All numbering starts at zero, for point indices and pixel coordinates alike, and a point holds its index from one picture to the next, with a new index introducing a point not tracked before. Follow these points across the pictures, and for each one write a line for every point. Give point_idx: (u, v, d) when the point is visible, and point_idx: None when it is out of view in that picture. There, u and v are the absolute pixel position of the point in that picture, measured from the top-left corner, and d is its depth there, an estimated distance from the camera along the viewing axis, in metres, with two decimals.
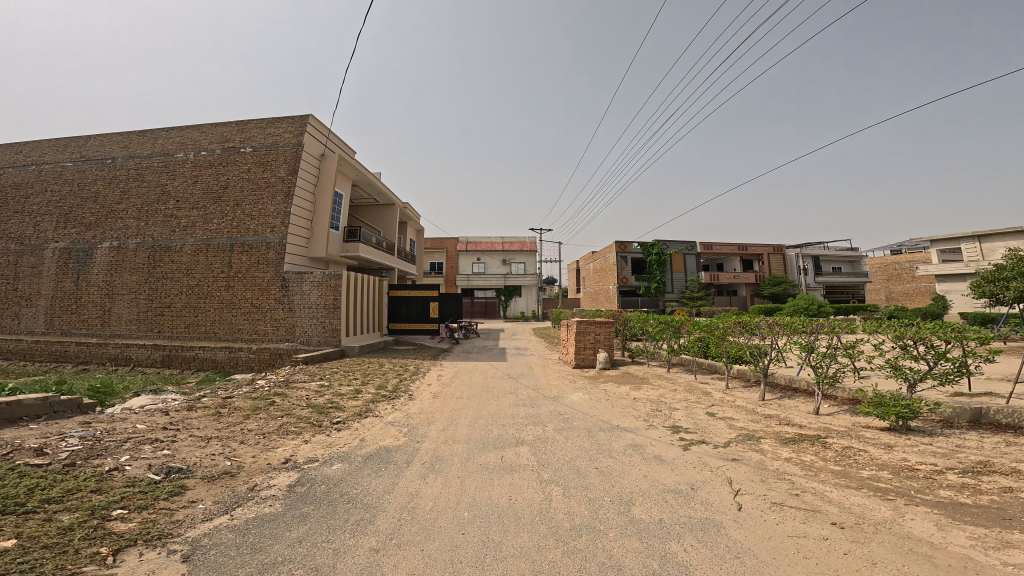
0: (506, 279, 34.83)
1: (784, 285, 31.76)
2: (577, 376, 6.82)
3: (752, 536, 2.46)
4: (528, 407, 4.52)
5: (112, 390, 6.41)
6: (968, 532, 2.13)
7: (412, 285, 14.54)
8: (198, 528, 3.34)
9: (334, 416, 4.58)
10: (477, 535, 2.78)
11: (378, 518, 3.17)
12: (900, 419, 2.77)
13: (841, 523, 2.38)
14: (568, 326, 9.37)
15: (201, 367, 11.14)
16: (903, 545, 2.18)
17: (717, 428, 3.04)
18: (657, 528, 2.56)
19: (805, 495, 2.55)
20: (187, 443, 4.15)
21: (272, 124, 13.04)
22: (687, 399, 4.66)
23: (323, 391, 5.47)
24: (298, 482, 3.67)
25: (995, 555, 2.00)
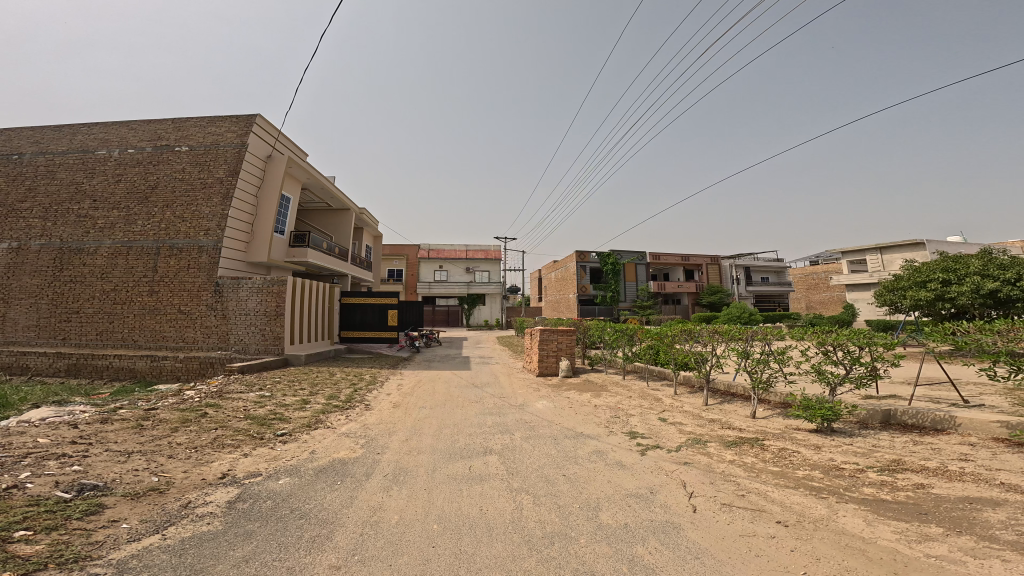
0: (467, 288, 35.12)
1: (721, 294, 34.18)
2: (540, 385, 7.00)
3: (708, 536, 2.66)
4: (494, 415, 4.62)
5: (7, 401, 5.87)
6: (893, 527, 2.49)
7: (368, 292, 14.20)
8: (123, 550, 3.02)
9: (277, 427, 4.73)
10: (450, 548, 2.89)
11: (336, 534, 3.18)
12: (825, 421, 3.05)
13: (785, 522, 2.65)
14: (531, 335, 9.62)
15: (115, 377, 10.02)
16: (840, 540, 2.50)
17: (669, 433, 3.38)
18: (623, 533, 2.73)
19: (750, 495, 2.80)
20: (102, 459, 3.82)
21: (213, 124, 12.88)
22: (640, 405, 5.03)
23: (261, 402, 5.41)
24: (238, 498, 3.54)
25: (918, 547, 2.37)
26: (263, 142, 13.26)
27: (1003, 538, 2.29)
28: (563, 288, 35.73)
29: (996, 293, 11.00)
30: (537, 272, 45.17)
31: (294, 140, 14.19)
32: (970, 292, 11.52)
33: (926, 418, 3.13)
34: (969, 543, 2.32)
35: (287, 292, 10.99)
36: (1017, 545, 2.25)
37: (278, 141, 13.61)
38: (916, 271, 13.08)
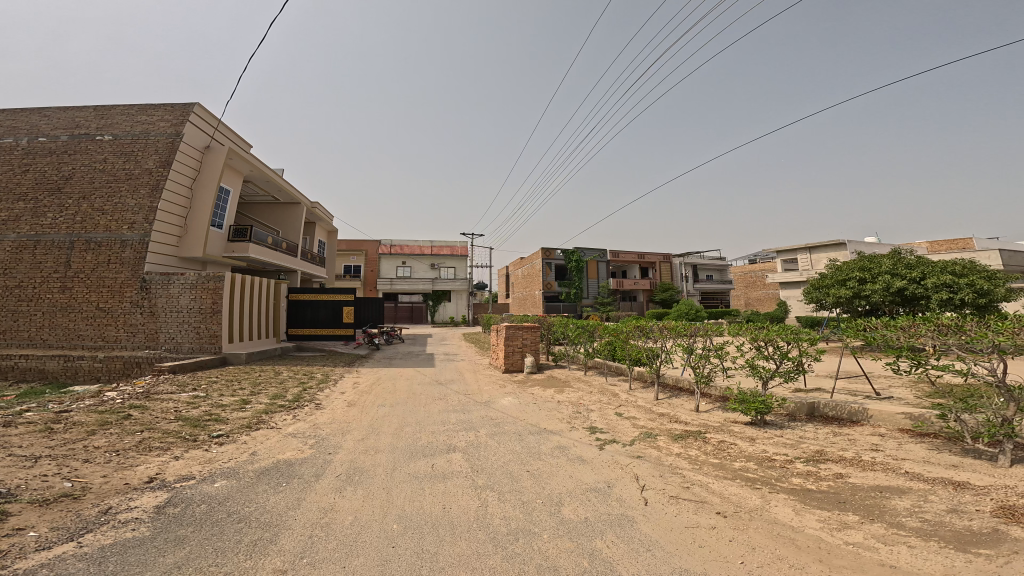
0: (433, 284, 34.85)
1: (672, 292, 36.40)
2: (505, 381, 7.21)
3: (656, 528, 2.82)
4: (458, 416, 4.81)
5: None
6: (817, 516, 2.79)
7: (320, 289, 14.12)
8: (34, 558, 2.70)
9: (214, 429, 4.65)
10: (412, 548, 2.94)
11: (281, 537, 3.13)
12: (758, 412, 3.37)
13: (724, 512, 2.89)
14: (496, 330, 9.97)
15: (24, 379, 9.43)
16: (772, 529, 2.76)
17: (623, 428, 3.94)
18: (583, 527, 2.88)
19: (694, 487, 3.06)
20: (7, 464, 3.53)
21: (144, 112, 12.22)
22: (601, 402, 5.42)
23: (195, 404, 5.40)
24: (168, 502, 3.39)
25: (839, 535, 2.67)
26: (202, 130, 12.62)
27: (908, 525, 2.65)
28: (529, 284, 36.59)
29: (903, 288, 12.50)
30: (504, 270, 46.20)
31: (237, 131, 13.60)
32: (882, 287, 12.94)
33: (843, 411, 3.74)
34: (882, 530, 2.65)
35: (224, 288, 10.67)
36: (919, 531, 2.61)
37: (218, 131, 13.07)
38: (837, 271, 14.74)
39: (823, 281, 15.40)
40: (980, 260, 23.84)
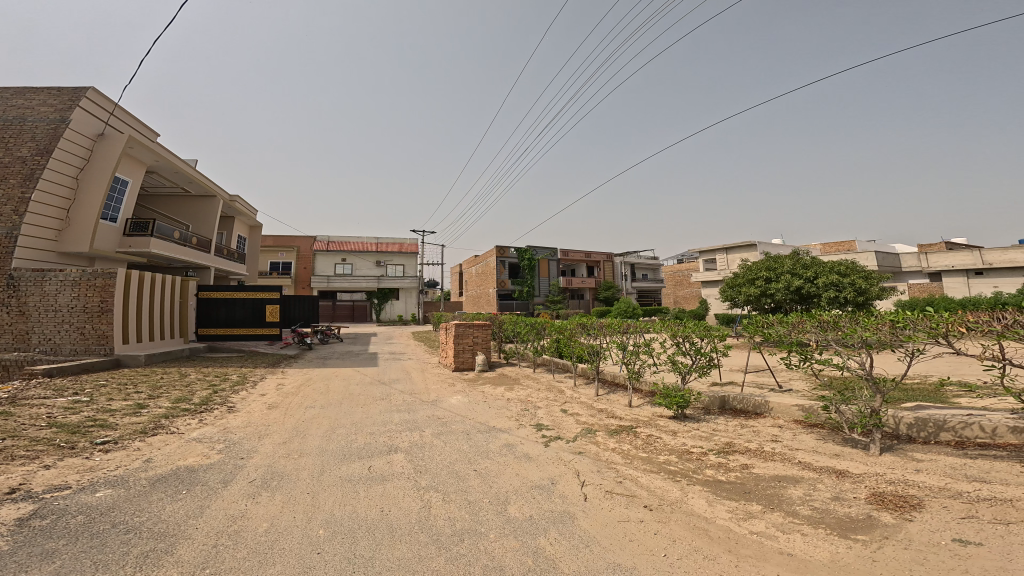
0: (378, 281, 37.23)
1: (613, 289, 38.89)
2: (452, 380, 8.11)
3: (593, 529, 2.92)
4: (408, 422, 5.23)
5: None
6: (726, 507, 3.12)
7: (240, 286, 14.87)
8: None
9: (100, 436, 4.33)
10: (340, 554, 2.84)
11: (177, 548, 2.94)
12: (675, 407, 4.32)
13: (649, 505, 3.16)
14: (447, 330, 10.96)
15: None
16: (689, 521, 3.00)
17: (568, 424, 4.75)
18: (527, 525, 2.98)
19: (625, 482, 3.45)
20: None
21: (23, 95, 12.00)
22: (547, 399, 6.49)
23: (77, 409, 5.11)
24: (33, 515, 3.06)
25: (744, 524, 2.97)
26: (93, 117, 12.43)
27: (801, 513, 3.02)
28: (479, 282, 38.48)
29: (801, 287, 15.08)
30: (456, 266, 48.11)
31: (134, 117, 13.30)
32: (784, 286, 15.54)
33: (749, 405, 4.58)
34: (782, 519, 2.99)
35: (115, 285, 10.47)
36: (810, 518, 2.98)
37: (113, 118, 12.88)
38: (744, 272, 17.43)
39: (736, 280, 17.93)
40: (861, 262, 29.09)
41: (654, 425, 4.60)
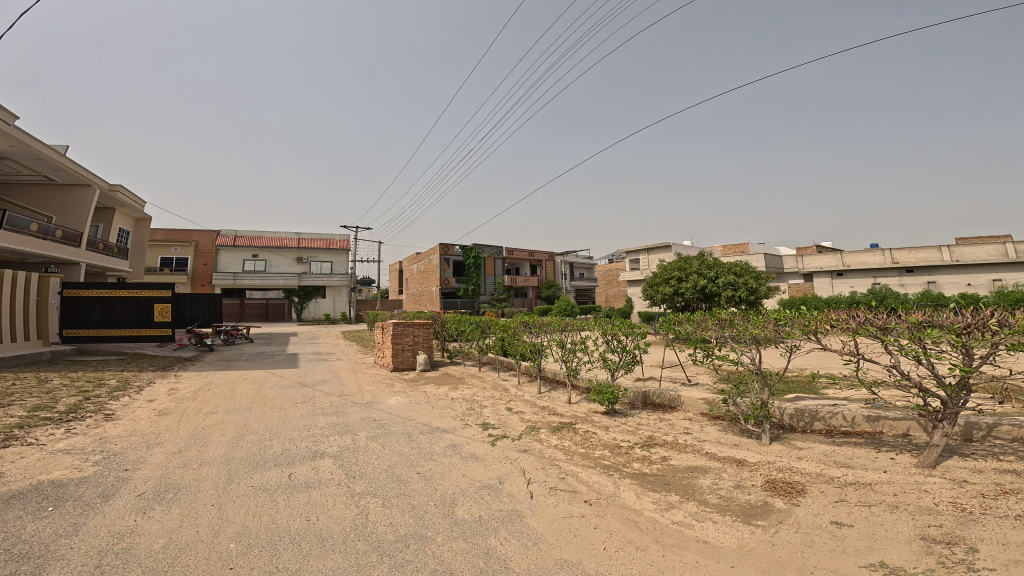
0: (300, 280, 43.75)
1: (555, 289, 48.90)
2: (385, 393, 9.66)
3: (539, 526, 3.11)
4: (348, 445, 5.77)
5: None
6: (652, 499, 3.49)
7: (116, 286, 15.54)
8: None
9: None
10: (260, 567, 2.77)
11: (55, 568, 2.77)
12: (608, 401, 6.02)
13: (588, 501, 3.48)
14: (386, 329, 13.66)
15: None
16: (625, 515, 3.30)
17: (513, 425, 6.08)
18: (477, 526, 3.21)
19: (566, 480, 3.87)
20: None
21: None
22: (495, 398, 8.64)
23: None
24: None
25: (668, 513, 3.30)
26: None
27: (712, 502, 3.42)
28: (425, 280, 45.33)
29: (706, 287, 20.81)
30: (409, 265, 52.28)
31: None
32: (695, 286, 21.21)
33: (666, 399, 6.59)
34: (698, 509, 3.35)
35: None
36: (720, 506, 3.38)
37: None
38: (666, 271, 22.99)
39: (656, 279, 24.12)
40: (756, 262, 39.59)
41: (586, 424, 5.80)
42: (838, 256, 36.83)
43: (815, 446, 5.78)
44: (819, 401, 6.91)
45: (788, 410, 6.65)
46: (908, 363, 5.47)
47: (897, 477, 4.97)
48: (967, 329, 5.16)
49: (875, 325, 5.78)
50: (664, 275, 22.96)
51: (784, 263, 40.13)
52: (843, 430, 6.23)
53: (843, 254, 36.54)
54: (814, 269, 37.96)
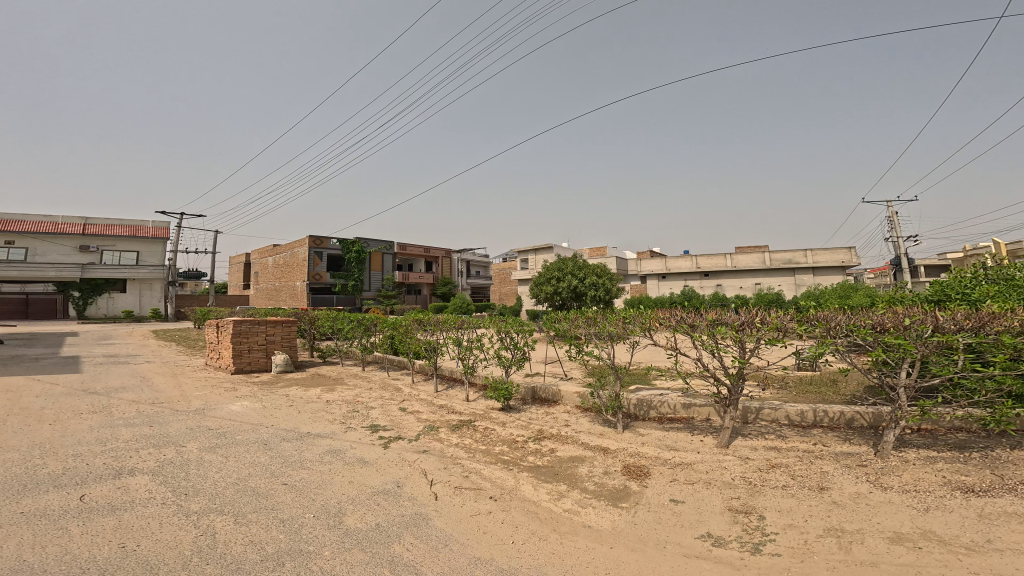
0: (83, 272, 37.42)
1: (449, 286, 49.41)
2: (229, 395, 9.70)
3: (450, 525, 4.11)
4: (204, 455, 5.88)
5: None
6: (548, 494, 4.75)
7: None
8: None
9: None
10: None
11: None
12: (502, 397, 7.69)
13: (494, 499, 4.64)
14: (220, 328, 13.56)
15: None
16: (527, 508, 4.45)
17: (408, 427, 7.34)
18: (376, 531, 4.00)
19: (470, 481, 5.10)
20: None
21: None
22: (387, 398, 9.80)
23: None
24: None
25: (559, 502, 4.55)
26: None
27: (585, 495, 4.68)
28: (283, 278, 43.32)
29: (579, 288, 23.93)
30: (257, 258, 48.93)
31: None
32: (570, 285, 24.30)
33: (550, 393, 8.38)
34: (582, 496, 4.68)
35: None
36: (591, 496, 4.67)
37: None
38: (547, 269, 25.74)
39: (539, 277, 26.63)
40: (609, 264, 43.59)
41: (484, 424, 7.38)
42: (662, 261, 40.86)
43: (649, 431, 6.52)
44: (653, 392, 7.78)
45: (631, 400, 7.33)
46: (706, 355, 6.34)
47: (704, 456, 5.79)
48: (743, 326, 6.15)
49: (684, 323, 6.53)
50: (546, 273, 25.75)
51: (629, 266, 44.24)
52: (668, 416, 7.09)
53: (666, 258, 40.88)
54: (645, 270, 41.82)
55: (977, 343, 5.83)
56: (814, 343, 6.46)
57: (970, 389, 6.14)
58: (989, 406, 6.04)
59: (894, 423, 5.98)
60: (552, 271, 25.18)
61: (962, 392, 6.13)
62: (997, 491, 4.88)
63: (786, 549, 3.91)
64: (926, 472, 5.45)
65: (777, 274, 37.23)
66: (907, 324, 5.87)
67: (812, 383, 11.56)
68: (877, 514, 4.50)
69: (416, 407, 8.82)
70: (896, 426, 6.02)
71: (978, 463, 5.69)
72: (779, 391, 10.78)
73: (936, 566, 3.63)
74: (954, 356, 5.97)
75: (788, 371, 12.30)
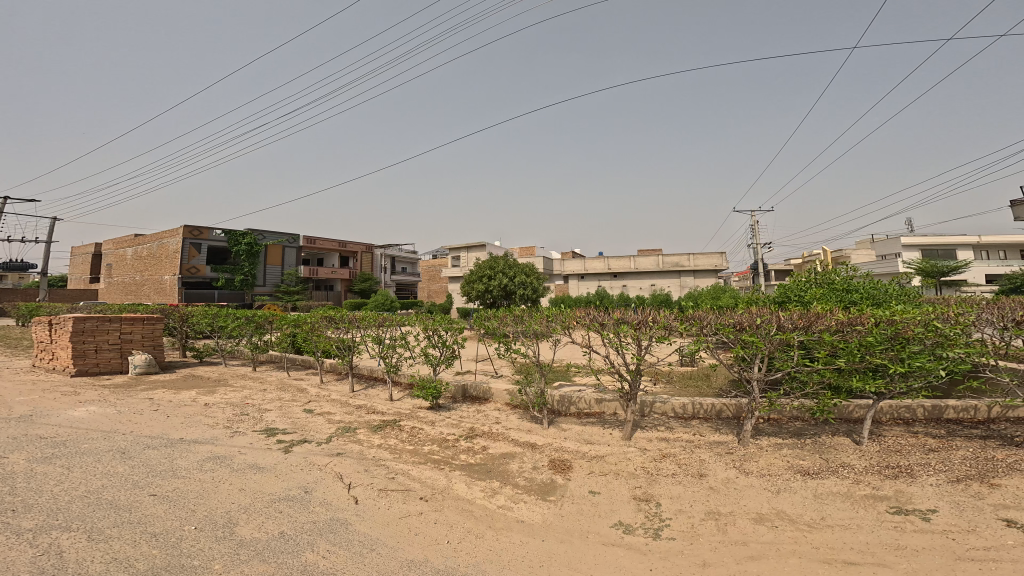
0: None
1: (370, 283, 48.93)
2: (74, 400, 8.81)
3: (373, 528, 4.06)
4: (40, 465, 5.34)
5: None
6: (480, 491, 4.84)
7: None
8: None
9: None
10: None
11: None
12: (429, 395, 7.76)
13: (424, 499, 4.66)
14: (58, 326, 12.18)
15: None
16: (463, 507, 4.51)
17: (318, 429, 7.11)
18: (278, 539, 3.85)
19: (395, 482, 5.06)
20: None
21: None
22: (295, 398, 9.42)
23: None
24: None
25: (490, 500, 4.66)
26: None
27: (514, 492, 4.82)
28: (147, 270, 39.77)
29: (510, 287, 24.27)
30: (111, 251, 44.48)
31: None
32: (502, 285, 24.49)
33: (482, 391, 8.53)
34: (514, 492, 4.84)
35: None
36: (520, 493, 4.81)
37: None
38: (477, 267, 25.82)
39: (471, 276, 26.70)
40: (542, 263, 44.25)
41: (409, 424, 7.27)
42: (583, 261, 41.83)
43: (570, 426, 6.86)
44: (574, 389, 8.07)
45: (554, 397, 7.58)
46: (612, 352, 6.66)
47: (614, 448, 6.09)
48: (640, 325, 6.51)
49: (595, 322, 6.87)
50: (475, 271, 25.79)
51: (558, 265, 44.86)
52: (585, 411, 7.40)
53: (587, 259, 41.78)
54: (568, 271, 42.55)
55: (806, 341, 6.62)
56: (692, 339, 6.91)
57: (801, 381, 6.84)
58: (815, 397, 6.82)
59: (749, 413, 6.61)
60: (484, 271, 25.17)
61: (795, 385, 6.82)
62: (825, 473, 5.53)
63: (679, 533, 4.20)
64: (776, 458, 6.04)
65: (665, 279, 39.57)
66: (758, 324, 6.52)
67: (691, 377, 12.45)
68: (743, 497, 4.94)
69: (326, 407, 8.57)
70: (752, 416, 6.63)
71: (810, 448, 6.39)
72: (667, 386, 11.49)
73: (789, 542, 4.05)
74: (790, 352, 6.66)
75: (671, 368, 13.16)
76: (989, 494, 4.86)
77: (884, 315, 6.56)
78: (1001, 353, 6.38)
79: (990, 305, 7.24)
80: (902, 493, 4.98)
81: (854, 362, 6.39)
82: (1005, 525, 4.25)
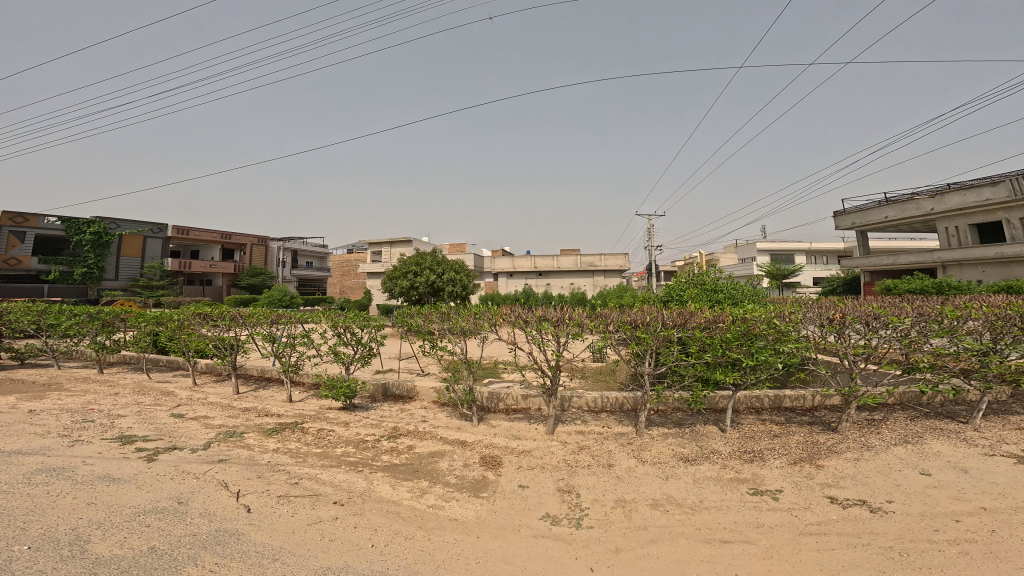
0: None
1: (261, 277, 46.89)
2: None
3: (273, 537, 3.91)
4: None
5: None
6: (406, 491, 4.80)
7: None
8: None
9: None
10: None
11: None
12: (342, 395, 7.60)
13: (340, 503, 4.55)
14: None
15: None
16: (389, 509, 4.44)
17: (193, 435, 6.73)
18: (147, 555, 3.63)
19: (299, 487, 4.90)
20: None
21: None
22: (175, 402, 8.87)
23: None
24: None
25: (419, 500, 4.63)
26: None
27: (437, 491, 4.81)
28: None
29: (437, 283, 24.16)
30: None
31: None
32: (429, 281, 24.28)
33: (407, 389, 8.46)
34: (443, 491, 4.82)
35: None
36: (447, 491, 4.80)
37: None
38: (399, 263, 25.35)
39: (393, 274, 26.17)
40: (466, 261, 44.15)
41: (325, 424, 7.07)
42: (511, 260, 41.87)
43: (499, 423, 6.93)
44: (502, 385, 8.13)
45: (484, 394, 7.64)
46: (532, 348, 6.79)
47: (539, 443, 6.21)
48: (557, 322, 6.68)
49: (519, 319, 7.01)
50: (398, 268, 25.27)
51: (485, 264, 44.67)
52: (512, 407, 7.54)
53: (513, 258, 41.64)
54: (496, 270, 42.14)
55: (682, 337, 6.99)
56: (598, 337, 7.10)
57: (678, 374, 7.25)
58: (687, 388, 7.24)
59: (641, 406, 6.99)
60: (410, 267, 24.81)
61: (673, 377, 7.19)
62: (700, 459, 5.91)
63: (596, 521, 4.35)
64: (663, 446, 6.38)
65: (578, 278, 40.69)
66: (647, 320, 6.87)
67: (599, 373, 12.89)
68: (641, 484, 5.19)
69: (215, 410, 8.14)
70: (646, 406, 6.99)
71: (689, 436, 6.81)
72: (581, 380, 11.81)
73: (679, 525, 4.31)
74: (671, 348, 6.98)
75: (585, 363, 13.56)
76: (816, 473, 5.38)
77: (740, 313, 7.08)
78: (820, 349, 7.02)
79: (812, 305, 7.74)
80: (757, 475, 5.40)
81: (717, 356, 6.85)
82: (829, 502, 4.71)
